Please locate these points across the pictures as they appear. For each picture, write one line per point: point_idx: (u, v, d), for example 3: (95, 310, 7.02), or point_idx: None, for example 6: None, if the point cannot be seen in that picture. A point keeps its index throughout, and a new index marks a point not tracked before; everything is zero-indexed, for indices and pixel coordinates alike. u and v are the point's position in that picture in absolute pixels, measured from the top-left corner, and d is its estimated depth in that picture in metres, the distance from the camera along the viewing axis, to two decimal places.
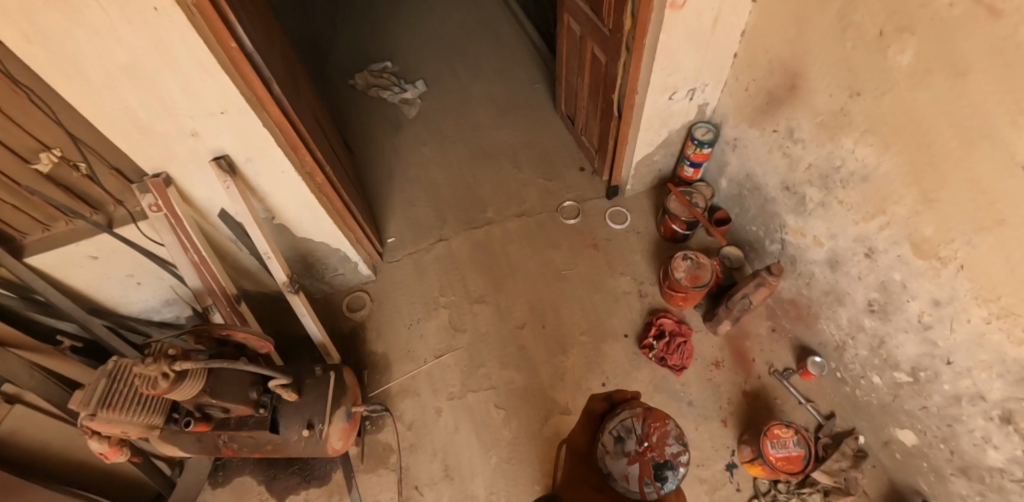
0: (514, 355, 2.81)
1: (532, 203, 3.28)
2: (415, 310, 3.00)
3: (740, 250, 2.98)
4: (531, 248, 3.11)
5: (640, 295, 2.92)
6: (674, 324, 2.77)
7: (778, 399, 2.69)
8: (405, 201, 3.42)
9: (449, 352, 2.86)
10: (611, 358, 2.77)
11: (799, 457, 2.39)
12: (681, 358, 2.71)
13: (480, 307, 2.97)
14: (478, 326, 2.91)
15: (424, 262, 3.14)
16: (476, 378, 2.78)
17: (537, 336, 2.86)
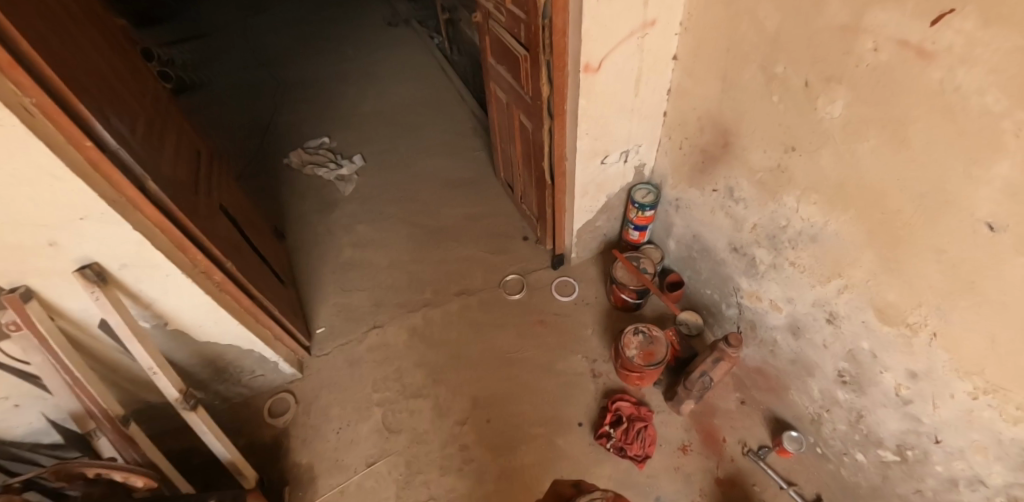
0: (458, 456, 2.43)
1: (475, 280, 3.04)
2: (349, 410, 2.66)
3: (698, 316, 2.66)
4: (474, 330, 2.82)
5: (593, 375, 2.57)
6: (632, 408, 2.38)
7: (756, 484, 2.19)
8: (340, 285, 3.17)
9: (384, 458, 2.49)
10: (567, 452, 2.36)
11: None
12: (643, 446, 2.28)
13: (418, 402, 2.62)
14: (416, 424, 2.55)
15: (358, 353, 2.85)
16: (413, 488, 2.38)
17: (482, 432, 2.48)
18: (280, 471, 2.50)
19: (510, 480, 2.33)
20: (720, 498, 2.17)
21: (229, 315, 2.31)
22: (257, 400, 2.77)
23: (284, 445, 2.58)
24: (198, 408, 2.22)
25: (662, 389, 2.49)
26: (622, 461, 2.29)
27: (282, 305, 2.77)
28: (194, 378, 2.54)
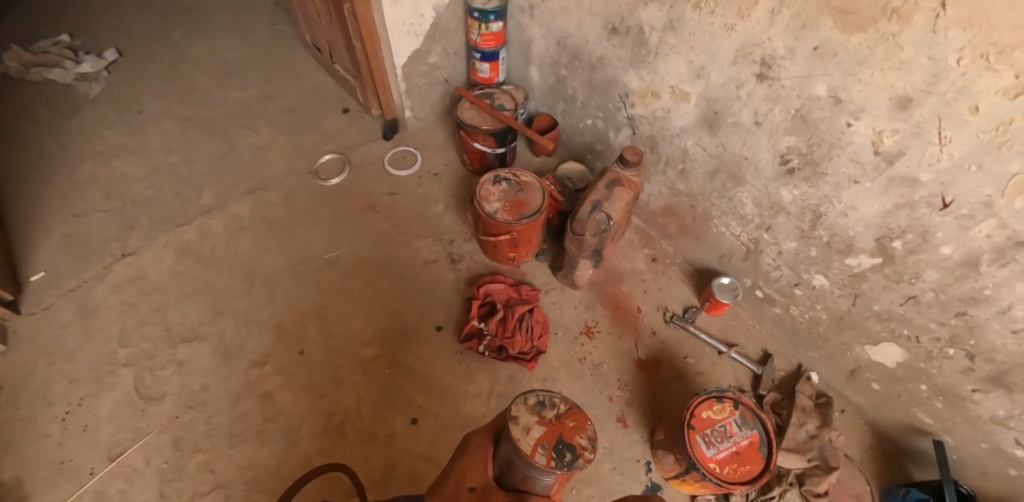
0: (258, 412, 1.53)
1: (274, 171, 2.04)
2: (80, 384, 1.61)
3: (582, 164, 1.91)
4: (270, 236, 1.85)
5: (452, 260, 1.68)
6: (509, 289, 1.55)
7: (688, 357, 1.49)
8: (76, 205, 2.07)
9: (136, 443, 1.51)
10: (420, 372, 1.49)
11: (758, 455, 1.15)
12: (530, 338, 1.46)
13: (186, 350, 1.66)
14: (188, 384, 1.60)
15: (93, 300, 1.78)
16: (182, 481, 1.44)
17: (290, 372, 1.57)
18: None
19: (341, 429, 1.46)
20: (646, 387, 1.44)
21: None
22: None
23: None
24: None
25: (551, 259, 1.65)
26: (502, 369, 1.46)
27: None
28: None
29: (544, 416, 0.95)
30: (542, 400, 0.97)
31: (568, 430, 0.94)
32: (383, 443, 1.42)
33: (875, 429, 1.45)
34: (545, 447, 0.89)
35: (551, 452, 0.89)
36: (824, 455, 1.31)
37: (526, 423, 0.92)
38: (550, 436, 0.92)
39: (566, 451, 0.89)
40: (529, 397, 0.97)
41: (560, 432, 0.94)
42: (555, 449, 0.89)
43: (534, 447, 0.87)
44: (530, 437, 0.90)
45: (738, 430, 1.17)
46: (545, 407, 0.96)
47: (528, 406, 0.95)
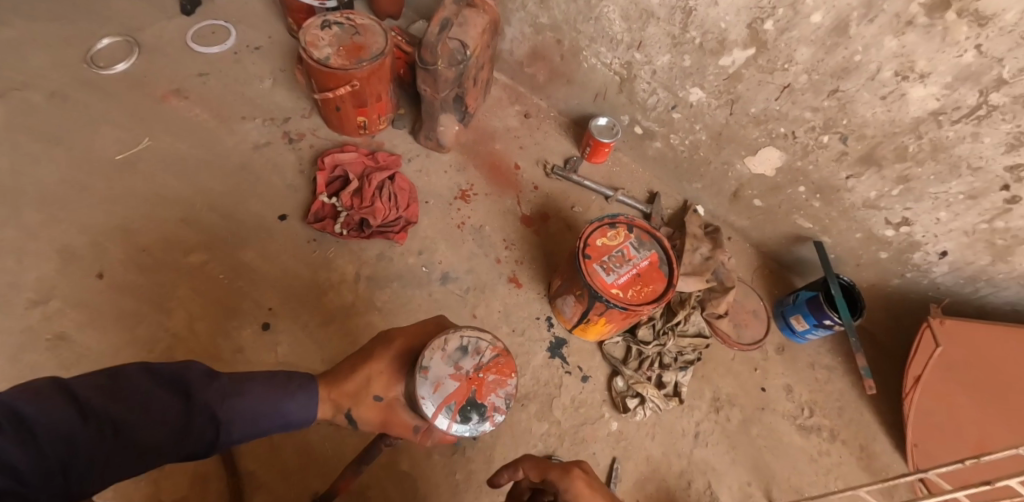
0: (44, 363, 1.04)
1: (27, 58, 1.41)
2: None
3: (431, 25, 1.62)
4: (29, 135, 1.29)
5: (290, 140, 1.36)
6: (362, 158, 1.29)
7: (575, 206, 1.33)
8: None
9: None
10: (266, 271, 1.18)
11: (660, 274, 1.03)
12: (393, 206, 1.21)
13: None
14: None
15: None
16: None
17: (78, 302, 1.11)
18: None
19: (168, 358, 1.08)
20: (534, 241, 1.26)
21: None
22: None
23: None
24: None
25: (408, 127, 1.39)
26: (367, 249, 1.20)
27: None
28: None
29: (461, 369, 0.66)
30: (464, 344, 0.68)
31: (483, 383, 0.67)
32: (227, 360, 1.08)
33: (760, 251, 1.42)
34: (449, 404, 0.64)
35: (454, 416, 0.64)
36: (720, 278, 1.23)
37: (433, 376, 0.64)
38: (461, 392, 0.65)
39: (472, 410, 0.64)
40: (450, 338, 0.68)
41: (475, 387, 0.66)
42: (459, 410, 0.64)
43: (431, 405, 0.63)
44: (431, 393, 0.63)
45: (635, 253, 1.04)
46: (467, 353, 0.68)
47: (442, 354, 0.66)
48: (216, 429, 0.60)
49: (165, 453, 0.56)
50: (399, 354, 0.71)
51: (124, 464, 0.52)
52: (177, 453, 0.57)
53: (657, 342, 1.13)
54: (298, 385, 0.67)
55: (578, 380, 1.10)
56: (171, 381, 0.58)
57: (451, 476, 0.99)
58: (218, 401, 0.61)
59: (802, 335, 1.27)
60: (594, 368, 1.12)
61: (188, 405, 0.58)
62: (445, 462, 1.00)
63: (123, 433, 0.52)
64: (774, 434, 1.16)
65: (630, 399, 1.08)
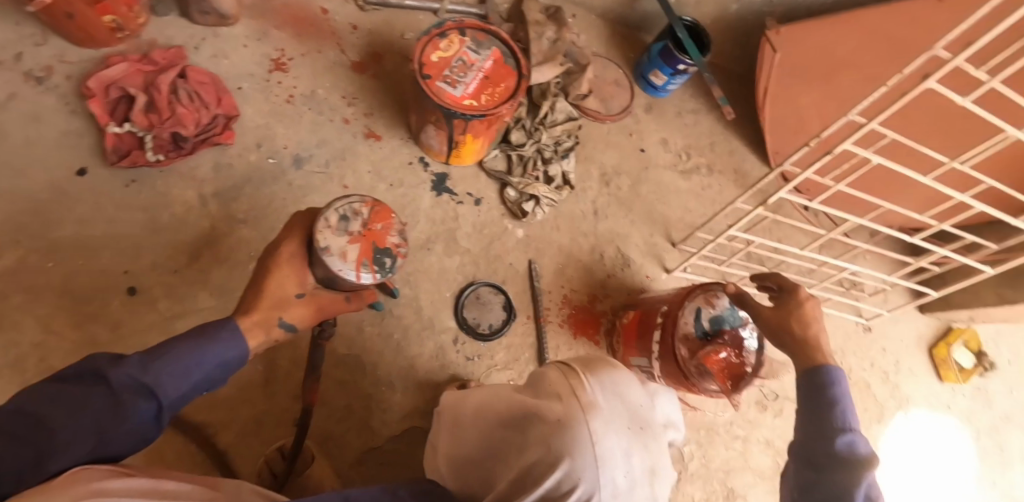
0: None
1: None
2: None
3: None
4: None
5: (33, 76, 1.05)
6: (136, 65, 1.05)
7: (404, 32, 1.20)
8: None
9: None
10: (96, 232, 1.00)
11: (508, 69, 0.98)
12: (201, 106, 1.04)
13: None
14: None
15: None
16: None
17: None
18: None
19: None
20: (377, 89, 1.14)
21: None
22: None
23: None
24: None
25: (173, 9, 1.13)
26: (199, 166, 1.05)
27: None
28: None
29: (353, 232, 0.67)
30: (343, 211, 0.67)
31: (380, 233, 0.68)
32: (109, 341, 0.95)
33: (607, 19, 1.36)
34: (363, 263, 0.65)
35: (373, 269, 0.66)
36: (574, 58, 1.20)
37: (335, 251, 0.64)
38: (366, 249, 0.66)
39: (386, 257, 0.67)
40: (327, 215, 0.66)
41: (376, 238, 0.68)
42: (375, 261, 0.66)
43: (352, 271, 0.64)
44: (345, 263, 0.64)
45: (476, 56, 0.97)
46: (352, 218, 0.68)
47: (330, 230, 0.65)
48: (150, 399, 0.53)
49: (98, 440, 0.48)
50: (289, 257, 0.66)
51: (69, 456, 0.46)
52: (117, 433, 0.50)
53: (529, 140, 1.12)
54: (212, 328, 0.59)
55: (472, 206, 1.09)
56: (81, 375, 0.50)
57: (390, 338, 1.01)
58: (143, 369, 0.52)
59: (664, 89, 1.29)
60: (483, 189, 1.11)
61: (108, 384, 0.50)
62: (378, 329, 1.01)
63: (48, 430, 0.45)
64: (663, 184, 1.25)
65: (526, 203, 1.09)
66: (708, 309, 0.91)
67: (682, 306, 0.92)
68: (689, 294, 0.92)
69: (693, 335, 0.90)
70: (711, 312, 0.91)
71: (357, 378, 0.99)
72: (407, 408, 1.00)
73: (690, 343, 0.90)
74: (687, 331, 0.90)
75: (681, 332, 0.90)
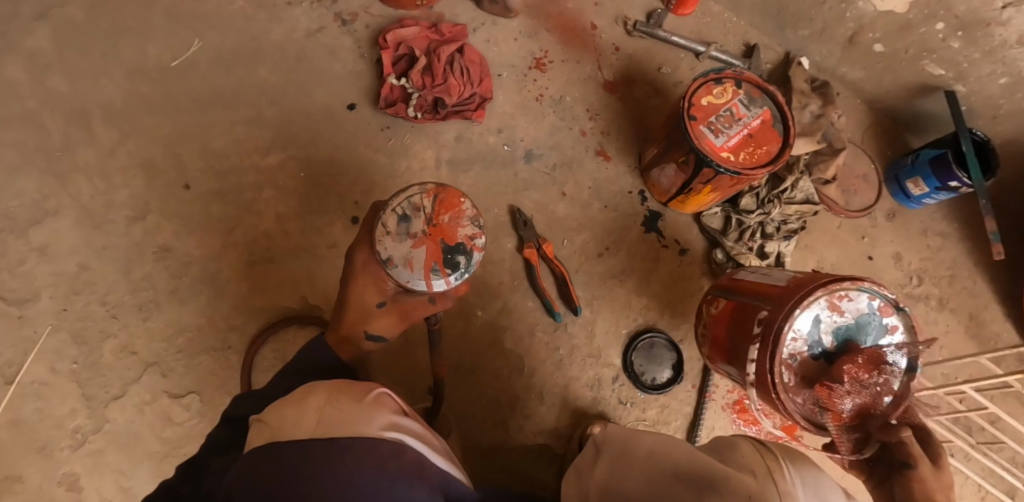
0: (165, 272, 1.12)
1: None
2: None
3: None
4: (92, 56, 1.24)
5: (343, 20, 1.21)
6: (426, 32, 1.14)
7: (662, 67, 1.20)
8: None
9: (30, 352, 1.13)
10: (344, 163, 1.11)
11: (774, 134, 0.94)
12: (467, 79, 1.10)
13: (47, 229, 1.17)
14: (65, 264, 1.15)
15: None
16: (103, 370, 1.09)
17: (179, 216, 1.12)
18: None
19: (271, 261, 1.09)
20: (621, 110, 1.16)
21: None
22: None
23: None
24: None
25: None
26: (446, 131, 1.12)
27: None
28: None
29: (415, 233, 0.72)
30: (402, 211, 0.73)
31: (445, 227, 0.74)
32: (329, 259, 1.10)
33: (874, 108, 1.25)
34: (433, 265, 0.72)
35: (442, 271, 0.72)
36: (830, 139, 1.11)
37: (399, 259, 0.71)
38: (435, 251, 0.72)
39: (455, 255, 0.73)
40: (388, 217, 0.72)
41: (442, 235, 0.73)
42: (445, 261, 0.72)
43: (421, 277, 0.72)
44: (412, 269, 0.72)
45: (745, 112, 0.95)
46: (413, 216, 0.73)
47: (389, 237, 0.72)
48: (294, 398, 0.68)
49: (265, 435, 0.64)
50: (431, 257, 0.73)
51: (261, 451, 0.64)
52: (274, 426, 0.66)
53: (762, 211, 1.06)
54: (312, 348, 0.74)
55: (677, 253, 1.08)
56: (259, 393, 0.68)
57: (555, 352, 1.02)
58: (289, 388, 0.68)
59: (918, 201, 1.15)
60: (692, 241, 1.09)
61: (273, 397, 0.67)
62: (548, 339, 1.02)
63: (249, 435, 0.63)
64: None
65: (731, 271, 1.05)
66: (834, 312, 0.71)
67: (795, 308, 0.70)
68: (809, 295, 0.69)
69: (805, 352, 0.71)
70: (838, 319, 0.71)
71: (514, 378, 1.00)
72: (548, 427, 0.99)
73: (802, 358, 0.71)
74: (799, 345, 0.70)
75: (791, 346, 0.70)
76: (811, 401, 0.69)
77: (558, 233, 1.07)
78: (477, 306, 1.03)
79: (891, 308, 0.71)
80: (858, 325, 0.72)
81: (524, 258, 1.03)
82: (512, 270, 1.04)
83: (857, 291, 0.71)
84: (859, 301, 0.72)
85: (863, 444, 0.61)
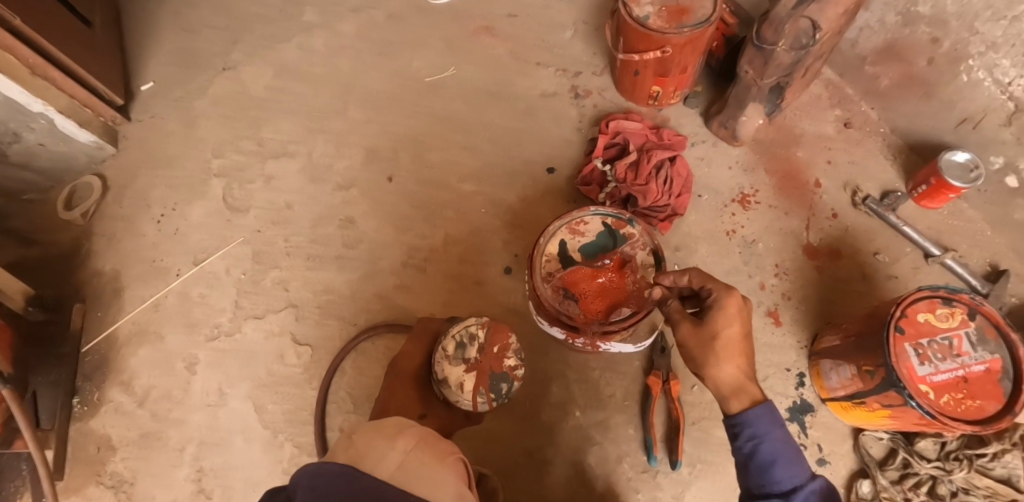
0: (340, 238, 1.26)
1: None
2: (175, 188, 1.46)
3: None
4: (373, 50, 1.48)
5: (577, 94, 1.30)
6: (647, 131, 1.19)
7: (878, 253, 1.09)
8: (183, 6, 1.72)
9: (219, 252, 1.35)
10: (525, 215, 1.20)
11: (998, 390, 0.78)
12: (666, 189, 1.12)
13: (278, 165, 1.40)
14: (274, 197, 1.36)
15: (194, 109, 1.55)
16: (262, 292, 1.27)
17: (373, 200, 1.28)
18: (76, 284, 1.41)
19: (421, 272, 1.19)
20: (812, 279, 1.08)
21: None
22: (50, 194, 1.55)
23: (79, 249, 1.44)
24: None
25: (700, 107, 1.26)
26: None
27: (87, 57, 1.46)
28: None
29: (469, 358, 0.85)
30: (460, 340, 0.85)
31: (494, 355, 0.86)
32: (469, 291, 1.15)
33: None
34: (478, 389, 0.83)
35: (489, 394, 0.83)
36: None
37: (451, 379, 0.83)
38: (482, 376, 0.84)
39: (499, 381, 0.84)
40: (448, 343, 0.85)
41: (491, 363, 0.85)
42: (490, 385, 0.83)
43: (469, 398, 0.82)
44: (463, 391, 0.83)
45: (965, 349, 0.81)
46: (469, 344, 0.86)
47: (446, 358, 0.84)
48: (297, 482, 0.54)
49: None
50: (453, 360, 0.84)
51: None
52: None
53: (941, 465, 0.91)
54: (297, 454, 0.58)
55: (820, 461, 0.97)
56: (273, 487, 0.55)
57: (632, 491, 0.96)
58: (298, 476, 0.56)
59: None
60: (839, 456, 0.97)
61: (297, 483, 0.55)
62: (634, 474, 0.97)
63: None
64: None
65: None
66: (579, 237, 0.89)
67: (540, 241, 0.88)
68: (550, 228, 0.89)
69: (560, 270, 0.86)
70: (583, 241, 0.88)
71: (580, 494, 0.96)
72: None
73: (559, 277, 0.85)
74: (555, 266, 0.87)
75: (545, 268, 0.86)
76: (570, 304, 0.84)
77: (690, 376, 1.02)
78: (579, 405, 1.02)
79: (622, 222, 0.90)
80: (603, 237, 0.89)
81: (646, 386, 1.01)
82: (628, 389, 1.02)
83: (591, 216, 0.90)
84: (597, 221, 0.90)
85: (623, 324, 0.81)
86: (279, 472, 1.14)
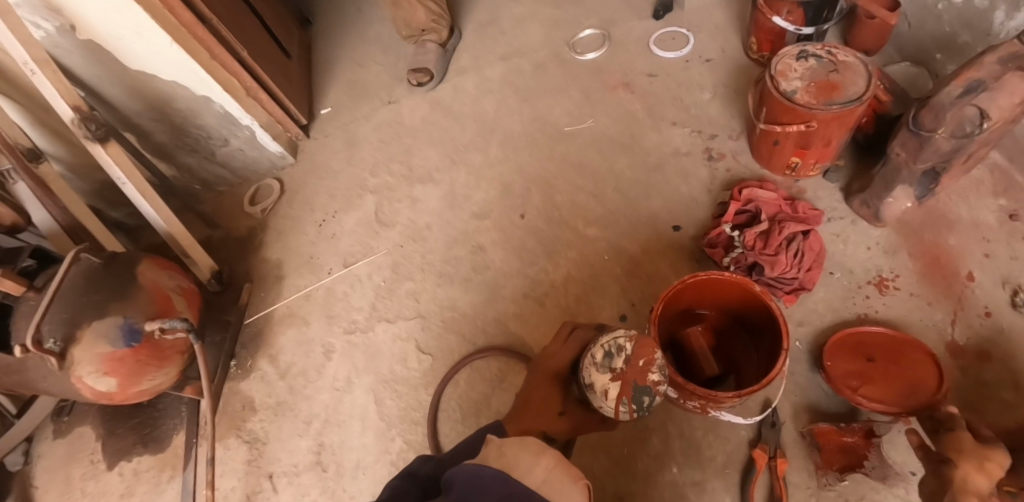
0: (470, 263, 1.40)
1: (531, 35, 1.76)
2: (337, 198, 1.70)
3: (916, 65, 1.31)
4: (519, 96, 1.63)
5: (710, 156, 1.35)
6: (781, 201, 1.19)
7: None
8: (362, 46, 2.03)
9: (364, 258, 1.55)
10: (645, 267, 1.26)
11: None
12: (797, 262, 1.11)
13: (423, 190, 1.59)
14: (416, 218, 1.55)
15: (360, 132, 1.81)
16: (396, 301, 1.44)
17: (503, 232, 1.41)
18: (247, 265, 1.69)
19: (538, 305, 1.29)
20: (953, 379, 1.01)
21: (159, 28, 1.29)
22: (240, 189, 1.88)
23: (256, 238, 1.73)
24: (111, 142, 1.31)
25: (842, 183, 1.24)
26: None
27: (287, 84, 1.79)
28: (151, 141, 1.70)
29: (615, 369, 0.77)
30: (608, 349, 0.78)
31: (637, 370, 0.78)
32: None
33: None
34: (622, 398, 0.76)
35: (632, 405, 0.76)
36: None
37: (598, 387, 0.75)
38: (626, 386, 0.76)
39: (644, 393, 0.76)
40: (596, 351, 0.78)
41: (636, 375, 0.77)
42: (633, 396, 0.76)
43: (612, 407, 0.75)
44: (607, 399, 0.75)
45: None
46: (615, 354, 0.78)
47: (595, 365, 0.77)
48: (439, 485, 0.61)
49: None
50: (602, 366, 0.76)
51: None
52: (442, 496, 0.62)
53: None
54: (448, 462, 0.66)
55: None
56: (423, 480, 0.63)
57: None
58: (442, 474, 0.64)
59: None
60: None
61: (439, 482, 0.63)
62: None
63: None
64: None
65: None
66: None
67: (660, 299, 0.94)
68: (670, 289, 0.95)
69: None
70: None
71: None
72: None
73: None
74: None
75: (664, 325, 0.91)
76: None
77: (798, 456, 1.00)
78: (676, 462, 1.03)
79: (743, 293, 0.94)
80: None
81: (750, 456, 1.00)
82: (729, 456, 1.02)
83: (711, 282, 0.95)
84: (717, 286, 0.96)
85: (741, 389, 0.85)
86: (386, 462, 1.26)
